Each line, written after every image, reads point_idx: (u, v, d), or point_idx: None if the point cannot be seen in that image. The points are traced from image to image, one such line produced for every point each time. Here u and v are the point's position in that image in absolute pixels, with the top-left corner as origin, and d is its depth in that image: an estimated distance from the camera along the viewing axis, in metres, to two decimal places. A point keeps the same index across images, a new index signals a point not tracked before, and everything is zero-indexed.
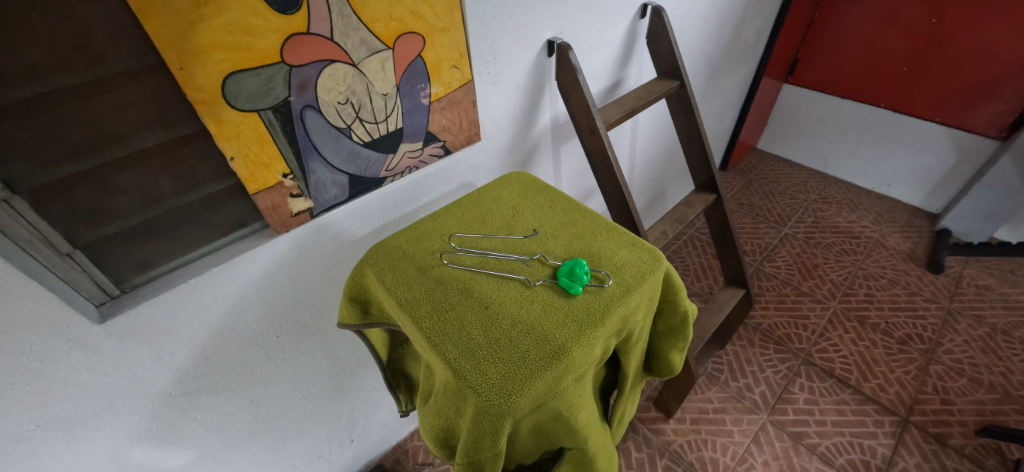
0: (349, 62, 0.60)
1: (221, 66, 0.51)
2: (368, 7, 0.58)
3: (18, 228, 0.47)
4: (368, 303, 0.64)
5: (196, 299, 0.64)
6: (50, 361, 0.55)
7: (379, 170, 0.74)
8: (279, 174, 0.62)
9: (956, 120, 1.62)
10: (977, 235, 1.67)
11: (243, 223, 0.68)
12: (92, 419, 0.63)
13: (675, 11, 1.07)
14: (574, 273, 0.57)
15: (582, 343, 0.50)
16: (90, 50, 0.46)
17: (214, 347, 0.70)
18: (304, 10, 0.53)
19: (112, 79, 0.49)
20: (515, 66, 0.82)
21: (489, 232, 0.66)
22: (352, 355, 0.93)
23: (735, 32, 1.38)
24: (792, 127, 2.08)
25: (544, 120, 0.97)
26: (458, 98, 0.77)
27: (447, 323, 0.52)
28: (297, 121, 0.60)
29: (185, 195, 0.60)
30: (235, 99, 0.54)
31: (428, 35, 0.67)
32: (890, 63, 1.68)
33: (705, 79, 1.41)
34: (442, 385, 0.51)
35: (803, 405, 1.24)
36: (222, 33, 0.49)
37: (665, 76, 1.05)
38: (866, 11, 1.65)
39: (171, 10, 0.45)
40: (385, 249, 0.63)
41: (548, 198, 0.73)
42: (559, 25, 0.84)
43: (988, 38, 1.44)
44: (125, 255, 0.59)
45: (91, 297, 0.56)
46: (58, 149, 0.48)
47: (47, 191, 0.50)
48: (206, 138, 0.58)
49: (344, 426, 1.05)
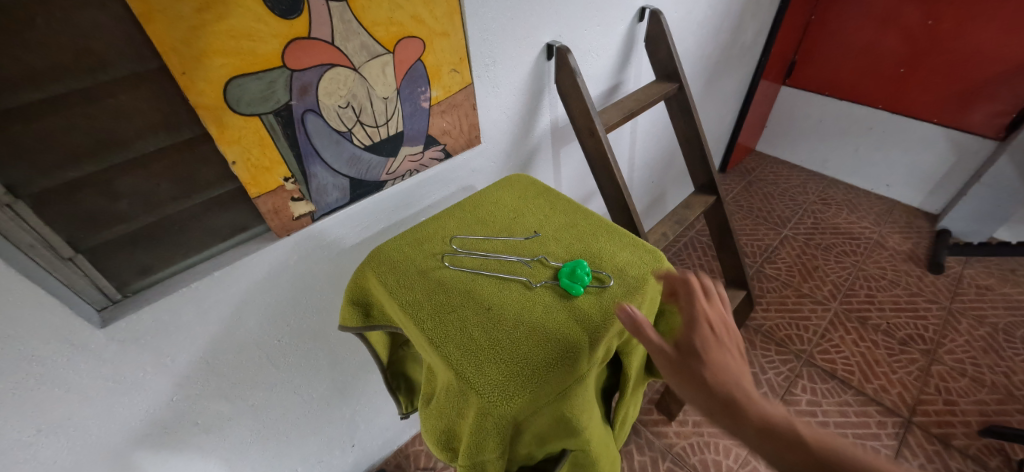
0: (350, 66, 0.61)
1: (222, 70, 0.51)
2: (368, 12, 0.59)
3: (21, 231, 0.47)
4: (369, 306, 0.64)
5: (197, 302, 0.64)
6: (51, 366, 0.54)
7: (379, 173, 0.74)
8: (280, 177, 0.63)
9: (954, 120, 1.63)
10: (976, 236, 1.67)
11: (244, 227, 0.68)
12: (91, 425, 0.63)
13: (674, 13, 1.08)
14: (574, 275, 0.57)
15: (583, 344, 0.50)
16: (92, 56, 0.47)
17: (215, 352, 0.70)
18: (305, 15, 0.54)
19: (114, 84, 0.49)
20: (514, 69, 0.82)
21: (491, 235, 0.66)
22: (353, 358, 0.93)
23: (733, 34, 1.39)
24: (790, 129, 2.09)
25: (544, 124, 0.97)
26: (458, 102, 0.77)
27: (447, 326, 0.52)
28: (298, 125, 0.60)
29: (186, 199, 0.60)
30: (237, 104, 0.54)
31: (428, 39, 0.67)
32: (887, 64, 1.69)
33: (704, 81, 1.42)
34: (444, 387, 0.51)
35: (806, 406, 1.24)
36: (223, 37, 0.50)
37: (664, 79, 1.06)
38: (861, 13, 1.66)
39: (173, 16, 0.46)
40: (386, 252, 0.63)
41: (548, 200, 0.73)
42: (558, 28, 0.84)
43: (985, 39, 1.45)
44: (128, 259, 0.59)
45: (93, 302, 0.56)
46: (60, 154, 0.49)
47: (50, 196, 0.50)
48: (207, 142, 0.58)
49: (345, 430, 1.04)
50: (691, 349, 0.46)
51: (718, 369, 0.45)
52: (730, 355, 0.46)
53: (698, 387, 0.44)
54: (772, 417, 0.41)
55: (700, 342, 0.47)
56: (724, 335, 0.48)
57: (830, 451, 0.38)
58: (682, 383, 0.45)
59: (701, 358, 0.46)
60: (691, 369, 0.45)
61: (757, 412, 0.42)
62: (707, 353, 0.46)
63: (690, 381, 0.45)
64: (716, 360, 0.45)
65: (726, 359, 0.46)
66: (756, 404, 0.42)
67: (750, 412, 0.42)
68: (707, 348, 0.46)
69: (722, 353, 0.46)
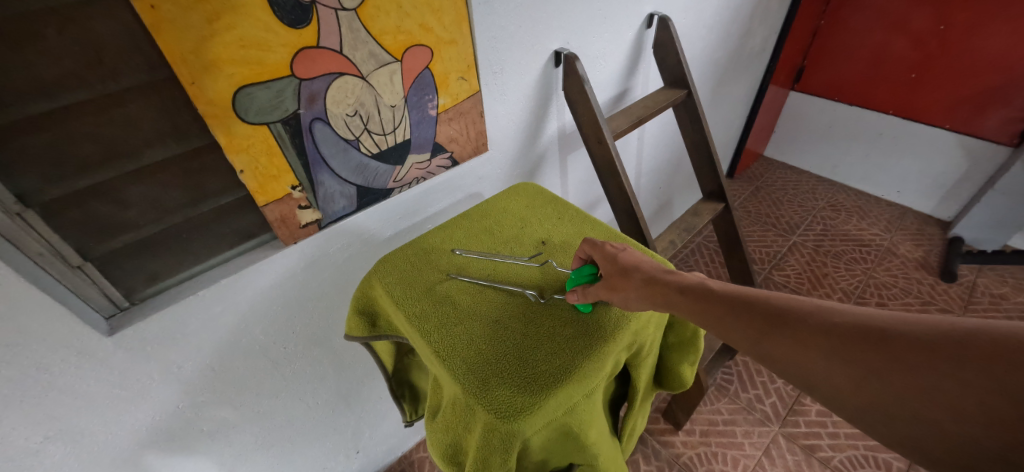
0: (358, 75, 0.61)
1: (231, 80, 0.51)
2: (376, 21, 0.59)
3: (29, 240, 0.48)
4: (375, 316, 0.63)
5: (204, 310, 0.64)
6: (59, 374, 0.55)
7: (386, 181, 0.74)
8: (288, 186, 0.63)
9: (968, 126, 1.60)
10: (989, 244, 1.64)
11: (252, 235, 0.68)
12: (99, 431, 0.63)
13: (682, 20, 1.07)
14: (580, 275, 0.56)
15: (592, 359, 0.50)
16: (102, 66, 0.47)
17: (220, 358, 0.70)
18: (314, 24, 0.53)
19: (124, 94, 0.50)
20: (521, 77, 0.82)
21: (481, 251, 0.65)
22: (358, 366, 0.92)
23: (742, 40, 1.37)
24: (799, 134, 2.07)
25: (551, 131, 0.96)
26: (465, 109, 0.77)
27: (453, 337, 0.52)
28: (306, 133, 0.60)
29: (194, 208, 0.60)
30: (245, 113, 0.54)
31: (436, 47, 0.67)
32: (898, 69, 1.67)
33: (711, 87, 1.40)
34: (451, 400, 0.50)
35: (816, 417, 1.22)
36: (232, 47, 0.50)
37: (672, 85, 1.05)
38: (870, 18, 1.65)
39: (183, 26, 0.46)
40: (392, 262, 0.63)
41: (556, 209, 0.72)
42: (566, 35, 0.84)
43: (999, 43, 1.43)
44: (137, 267, 0.60)
45: (101, 309, 0.56)
46: (70, 163, 0.49)
47: (59, 205, 0.50)
48: (215, 150, 0.58)
49: (350, 437, 1.04)
50: (612, 267, 0.55)
51: (629, 264, 0.53)
52: (639, 256, 0.55)
53: (624, 286, 0.52)
54: (691, 286, 0.48)
55: (614, 258, 0.55)
56: (627, 247, 0.57)
57: (738, 297, 0.45)
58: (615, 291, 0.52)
59: (620, 268, 0.53)
60: (613, 273, 0.53)
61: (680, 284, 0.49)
62: (621, 259, 0.54)
63: (622, 288, 0.51)
64: (634, 266, 0.53)
65: (635, 261, 0.54)
66: (680, 278, 0.50)
67: (674, 285, 0.49)
68: (626, 259, 0.54)
69: (632, 259, 0.54)
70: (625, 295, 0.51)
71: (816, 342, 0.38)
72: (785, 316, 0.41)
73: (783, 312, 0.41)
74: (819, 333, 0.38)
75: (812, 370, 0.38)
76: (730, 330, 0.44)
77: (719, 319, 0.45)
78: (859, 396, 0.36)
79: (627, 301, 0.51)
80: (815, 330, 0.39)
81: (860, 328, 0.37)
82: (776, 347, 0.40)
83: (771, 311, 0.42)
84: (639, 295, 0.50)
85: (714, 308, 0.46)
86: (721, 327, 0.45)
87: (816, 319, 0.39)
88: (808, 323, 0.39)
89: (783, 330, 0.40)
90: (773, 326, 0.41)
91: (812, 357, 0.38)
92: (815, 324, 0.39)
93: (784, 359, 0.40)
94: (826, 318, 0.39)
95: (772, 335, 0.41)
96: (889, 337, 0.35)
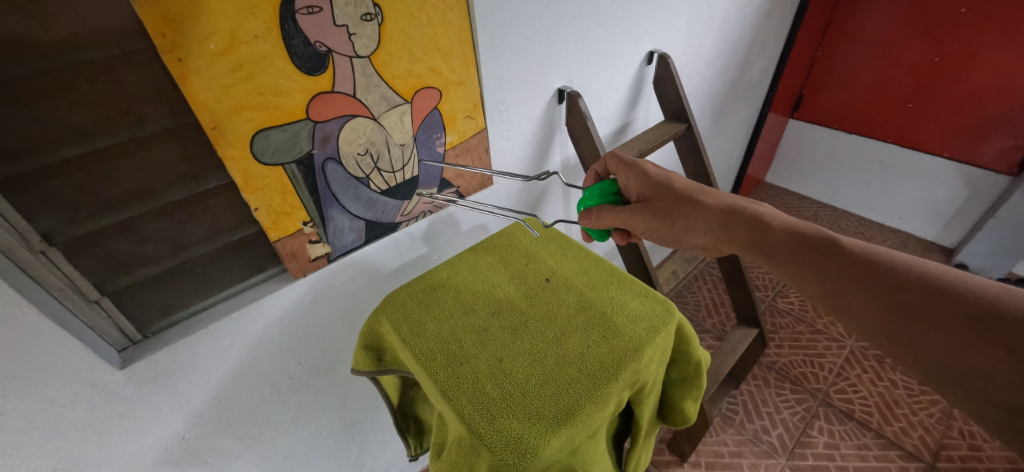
0: (369, 116, 0.63)
1: (250, 124, 0.54)
2: (389, 66, 0.62)
3: (52, 277, 0.49)
4: (381, 351, 0.65)
5: (215, 342, 0.65)
6: (70, 407, 0.56)
7: (394, 215, 0.75)
8: (299, 222, 0.64)
9: (968, 155, 1.62)
10: (995, 271, 1.65)
11: (262, 268, 0.70)
12: (106, 465, 0.63)
13: (681, 55, 1.11)
14: (603, 194, 0.66)
15: (594, 402, 0.50)
16: (130, 112, 0.50)
17: (228, 389, 0.70)
18: (329, 71, 0.56)
19: (148, 138, 0.52)
20: (527, 113, 0.85)
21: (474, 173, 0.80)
22: (362, 396, 0.92)
23: (740, 73, 1.42)
24: (800, 160, 2.10)
25: (554, 163, 0.99)
26: (471, 145, 0.79)
27: (460, 377, 0.53)
28: (319, 172, 0.62)
29: (207, 243, 0.62)
30: (262, 154, 0.56)
31: (444, 88, 0.70)
32: (894, 99, 1.70)
33: (711, 118, 1.44)
34: (455, 441, 0.51)
35: (824, 449, 1.20)
36: (253, 94, 0.52)
37: (673, 119, 1.08)
38: (865, 50, 1.69)
39: (207, 76, 0.49)
40: (399, 297, 0.64)
41: (559, 245, 0.74)
42: (569, 74, 0.87)
43: (991, 75, 1.46)
44: (150, 301, 0.61)
45: (114, 342, 0.58)
46: (93, 204, 0.51)
47: (81, 243, 0.52)
48: (231, 189, 0.61)
49: (351, 468, 1.02)
50: (663, 192, 0.63)
51: (698, 196, 0.61)
52: (708, 190, 0.62)
53: (697, 213, 0.60)
54: (803, 238, 0.54)
55: (667, 182, 0.63)
56: (672, 173, 0.64)
57: (867, 257, 0.49)
58: (675, 219, 0.61)
59: (678, 194, 0.62)
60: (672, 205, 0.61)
61: (781, 226, 0.56)
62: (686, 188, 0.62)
63: (683, 215, 0.61)
64: (700, 195, 0.61)
65: (688, 186, 0.62)
66: (775, 219, 0.57)
67: (772, 225, 0.56)
68: (691, 189, 0.62)
69: (685, 184, 0.63)
70: (689, 222, 0.61)
71: (932, 316, 0.43)
72: (882, 272, 0.47)
73: (904, 279, 0.46)
74: (939, 306, 0.43)
75: (921, 337, 0.43)
76: (838, 289, 0.49)
77: (831, 276, 0.50)
78: (943, 361, 0.42)
79: (692, 221, 0.60)
80: (903, 290, 0.45)
81: (950, 296, 0.43)
82: (848, 293, 0.48)
83: (892, 276, 0.46)
84: (714, 225, 0.59)
85: (812, 256, 0.52)
86: (828, 285, 0.50)
87: (910, 279, 0.45)
88: (908, 285, 0.45)
89: (892, 298, 0.45)
90: (872, 285, 0.47)
91: (924, 329, 0.43)
92: (908, 284, 0.45)
93: (861, 309, 0.47)
94: (930, 284, 0.44)
95: (856, 285, 0.48)
96: (979, 309, 0.41)
